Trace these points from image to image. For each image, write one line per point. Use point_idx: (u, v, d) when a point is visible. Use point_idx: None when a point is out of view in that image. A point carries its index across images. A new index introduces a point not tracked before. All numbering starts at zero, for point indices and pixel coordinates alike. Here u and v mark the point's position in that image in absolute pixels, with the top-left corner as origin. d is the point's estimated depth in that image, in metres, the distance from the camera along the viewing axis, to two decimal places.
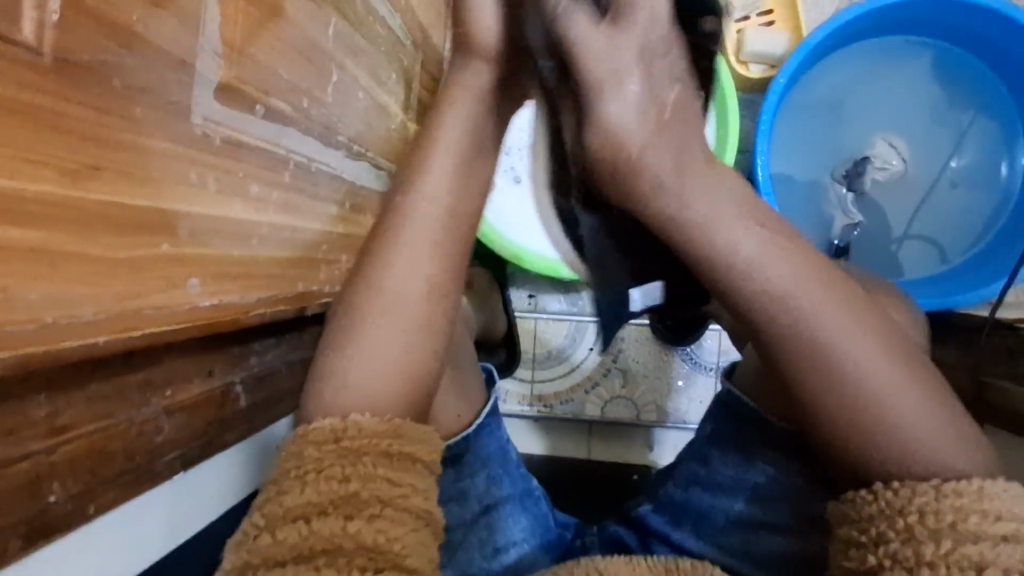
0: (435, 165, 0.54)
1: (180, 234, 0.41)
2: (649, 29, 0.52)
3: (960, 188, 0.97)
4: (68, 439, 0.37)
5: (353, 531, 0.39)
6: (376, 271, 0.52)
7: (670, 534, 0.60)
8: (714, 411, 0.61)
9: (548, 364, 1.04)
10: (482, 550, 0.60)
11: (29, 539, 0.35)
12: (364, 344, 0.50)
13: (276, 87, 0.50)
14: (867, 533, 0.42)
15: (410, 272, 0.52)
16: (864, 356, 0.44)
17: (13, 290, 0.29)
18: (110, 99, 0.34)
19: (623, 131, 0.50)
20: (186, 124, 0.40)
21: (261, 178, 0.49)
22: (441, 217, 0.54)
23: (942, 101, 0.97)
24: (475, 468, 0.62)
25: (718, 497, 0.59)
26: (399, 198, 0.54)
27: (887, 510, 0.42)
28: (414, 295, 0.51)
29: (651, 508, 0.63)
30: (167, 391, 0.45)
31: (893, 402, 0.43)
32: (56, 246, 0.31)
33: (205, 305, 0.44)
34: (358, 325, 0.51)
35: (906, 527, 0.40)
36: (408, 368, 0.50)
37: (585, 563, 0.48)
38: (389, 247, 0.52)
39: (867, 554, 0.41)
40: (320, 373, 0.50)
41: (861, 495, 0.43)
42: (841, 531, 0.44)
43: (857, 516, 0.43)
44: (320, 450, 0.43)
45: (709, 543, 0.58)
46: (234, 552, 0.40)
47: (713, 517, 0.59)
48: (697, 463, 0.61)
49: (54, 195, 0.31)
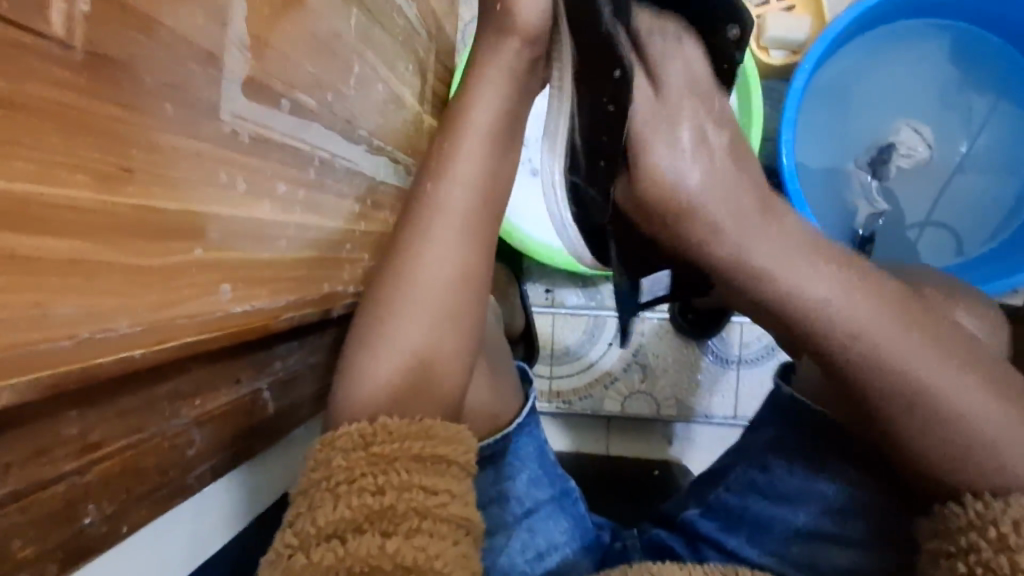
0: (471, 147, 0.51)
1: (211, 238, 0.38)
2: (688, 78, 0.49)
3: (984, 175, 0.95)
4: (100, 457, 0.35)
5: (392, 550, 0.36)
6: (405, 263, 0.50)
7: (723, 540, 0.58)
8: (776, 417, 0.59)
9: (566, 360, 1.03)
10: (524, 553, 0.59)
11: (64, 564, 0.33)
12: (394, 342, 0.47)
13: (301, 80, 0.48)
14: (958, 543, 0.41)
15: (439, 262, 0.49)
16: (915, 353, 0.43)
17: (47, 304, 0.27)
18: (139, 96, 0.31)
19: (677, 175, 0.46)
20: (215, 121, 0.38)
21: (288, 176, 0.47)
22: (476, 207, 0.51)
23: (966, 86, 0.95)
24: (513, 468, 0.60)
25: (786, 508, 0.56)
26: (428, 187, 0.51)
27: (978, 521, 0.41)
28: (447, 286, 0.49)
29: (700, 513, 0.61)
30: (196, 401, 0.43)
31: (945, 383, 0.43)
32: (89, 257, 0.29)
33: (237, 312, 0.42)
34: (383, 325, 0.48)
35: (999, 537, 0.40)
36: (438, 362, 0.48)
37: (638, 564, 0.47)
38: (419, 238, 0.50)
39: (958, 564, 0.41)
40: (343, 370, 0.48)
41: (951, 509, 0.43)
42: (930, 544, 0.43)
43: (947, 528, 0.43)
44: (348, 458, 0.40)
45: (767, 551, 0.56)
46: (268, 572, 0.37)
47: (777, 526, 0.57)
48: (756, 469, 0.58)
49: (84, 201, 0.28)
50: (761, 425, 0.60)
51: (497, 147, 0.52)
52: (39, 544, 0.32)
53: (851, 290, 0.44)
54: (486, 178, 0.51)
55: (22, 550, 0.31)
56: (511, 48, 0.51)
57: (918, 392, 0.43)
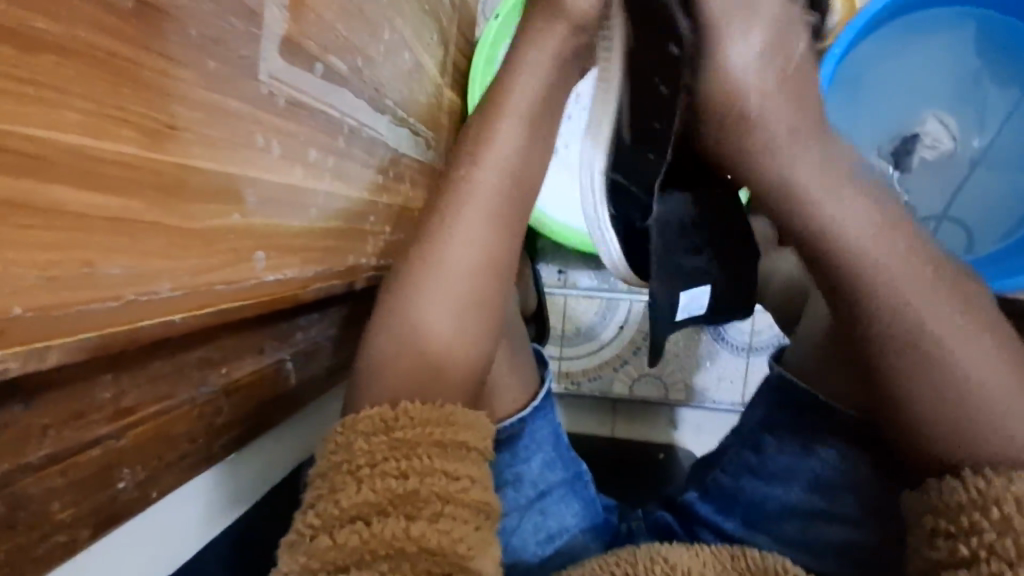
0: (504, 133, 0.49)
1: (248, 203, 0.37)
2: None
3: (1009, 171, 0.89)
4: (133, 422, 0.34)
5: (417, 534, 0.34)
6: (431, 245, 0.47)
7: (723, 524, 0.53)
8: (767, 396, 0.52)
9: (575, 341, 1.02)
10: (535, 536, 0.53)
11: (96, 529, 0.33)
12: (414, 324, 0.45)
13: (334, 44, 0.46)
14: (958, 523, 0.37)
15: (468, 248, 0.47)
16: (962, 348, 0.40)
17: (96, 263, 0.26)
18: (185, 50, 0.30)
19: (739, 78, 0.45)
20: (254, 82, 0.36)
21: (319, 143, 0.46)
22: (503, 194, 0.49)
23: (1005, 81, 0.88)
24: (528, 452, 0.54)
25: (776, 487, 0.51)
26: (459, 172, 0.49)
27: (979, 500, 0.37)
28: (469, 273, 0.47)
29: (699, 495, 0.55)
30: (223, 369, 0.42)
31: (988, 386, 0.40)
32: (132, 217, 0.28)
33: (269, 280, 0.41)
34: (402, 306, 0.46)
35: (1003, 518, 0.35)
36: (459, 347, 0.45)
37: (645, 547, 0.43)
38: (442, 222, 0.47)
39: (958, 545, 0.36)
40: (366, 351, 0.46)
41: (950, 486, 0.38)
42: (922, 521, 0.39)
43: (942, 505, 0.38)
44: (370, 442, 0.37)
45: (765, 534, 0.51)
46: (288, 553, 0.35)
47: (771, 509, 0.51)
48: (749, 450, 0.52)
49: (128, 156, 0.27)
50: (751, 401, 0.53)
51: (527, 129, 0.50)
52: (76, 506, 0.31)
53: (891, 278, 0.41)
54: (521, 164, 0.49)
55: (61, 513, 0.30)
56: (560, 33, 0.50)
57: (968, 391, 0.40)
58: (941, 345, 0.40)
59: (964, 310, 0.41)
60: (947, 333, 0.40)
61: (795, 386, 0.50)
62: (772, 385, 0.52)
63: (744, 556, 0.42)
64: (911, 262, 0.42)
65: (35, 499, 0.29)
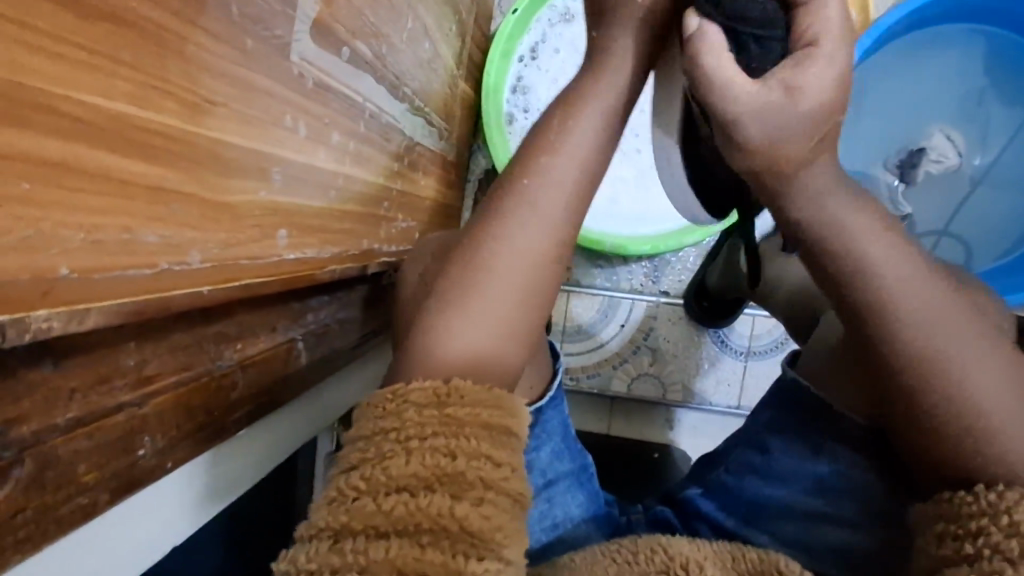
0: (594, 126, 0.48)
1: (273, 180, 0.38)
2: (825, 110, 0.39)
3: (1008, 187, 0.90)
4: (154, 391, 0.35)
5: (460, 514, 0.34)
6: (496, 223, 0.45)
7: (722, 521, 0.52)
8: (773, 396, 0.52)
9: (577, 338, 1.02)
10: (540, 522, 0.53)
11: (116, 492, 0.33)
12: (470, 297, 0.43)
13: (361, 28, 0.47)
14: (966, 526, 0.35)
15: (549, 225, 0.45)
16: (985, 378, 0.37)
17: (133, 230, 0.27)
18: (226, 26, 0.31)
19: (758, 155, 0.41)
20: (286, 61, 0.37)
21: (341, 126, 0.46)
22: (582, 181, 0.47)
23: (1005, 95, 0.89)
24: (538, 440, 0.53)
25: (779, 488, 0.50)
26: (534, 155, 0.47)
27: (989, 510, 0.34)
28: (535, 251, 0.44)
29: (701, 492, 0.55)
30: (238, 344, 0.43)
31: (974, 388, 0.37)
32: (168, 186, 0.29)
33: (288, 259, 0.41)
34: (462, 277, 0.44)
35: (1014, 523, 0.33)
36: (518, 331, 0.44)
37: (647, 538, 0.44)
38: (507, 199, 0.46)
39: (965, 547, 0.34)
40: (416, 329, 0.43)
41: (961, 497, 0.36)
42: (931, 528, 0.36)
43: (952, 513, 0.36)
44: (421, 414, 0.37)
45: (768, 534, 0.50)
46: (327, 506, 0.35)
47: (771, 508, 0.50)
48: (754, 450, 0.52)
49: (167, 128, 0.28)
50: (758, 406, 0.54)
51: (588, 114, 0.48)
52: (96, 470, 0.32)
53: (910, 299, 0.38)
54: (594, 152, 0.47)
55: (86, 474, 0.31)
56: (602, 39, 0.50)
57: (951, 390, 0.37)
58: (964, 372, 0.37)
59: (991, 344, 0.38)
60: (970, 358, 0.37)
61: (803, 388, 0.50)
62: (781, 388, 0.52)
63: (744, 558, 0.42)
64: (930, 279, 0.39)
65: (62, 459, 0.29)
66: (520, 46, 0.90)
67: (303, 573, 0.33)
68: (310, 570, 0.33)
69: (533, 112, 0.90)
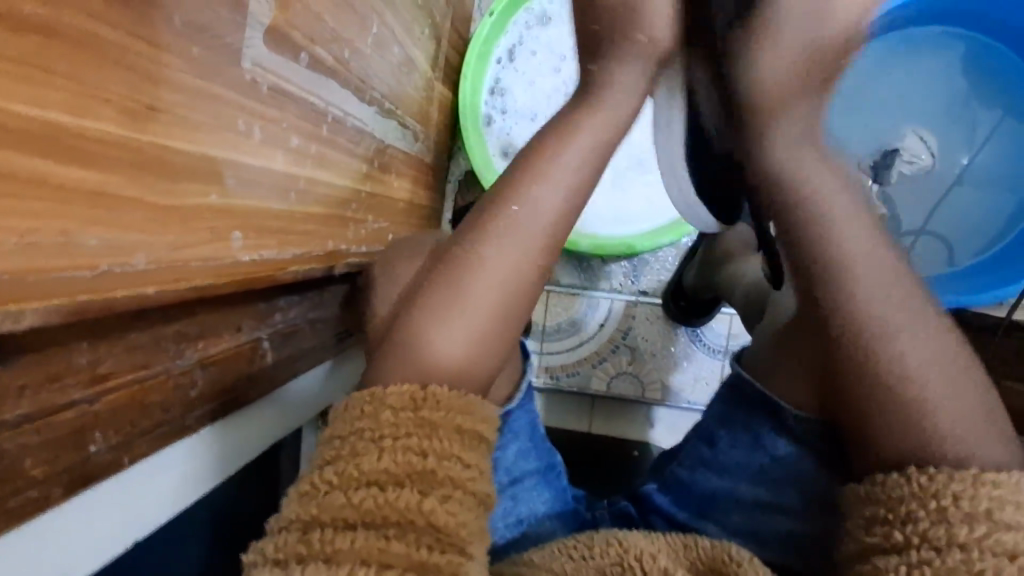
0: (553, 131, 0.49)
1: (227, 184, 0.39)
2: None
3: (982, 185, 0.89)
4: (108, 387, 0.36)
5: (428, 509, 0.35)
6: (488, 230, 0.46)
7: (675, 514, 0.53)
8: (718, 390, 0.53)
9: (557, 337, 1.03)
10: (505, 518, 0.54)
11: (68, 486, 0.34)
12: (456, 304, 0.44)
13: (321, 34, 0.48)
14: (895, 510, 0.35)
15: (537, 237, 0.46)
16: (933, 365, 0.39)
17: (72, 232, 0.28)
18: (168, 36, 0.32)
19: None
20: (237, 69, 0.38)
21: (301, 130, 0.47)
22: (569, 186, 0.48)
23: (974, 94, 0.90)
24: (503, 440, 0.54)
25: (726, 480, 0.51)
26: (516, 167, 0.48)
27: (920, 492, 0.35)
28: (522, 262, 0.45)
29: (657, 487, 0.56)
30: (200, 344, 0.43)
31: (920, 370, 0.39)
32: (110, 190, 0.30)
33: (246, 260, 0.42)
34: (451, 281, 0.45)
35: (940, 509, 0.34)
36: (500, 339, 0.44)
37: (603, 532, 0.45)
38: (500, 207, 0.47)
39: (894, 534, 0.34)
40: (402, 329, 0.44)
41: (893, 478, 0.36)
42: (862, 510, 0.37)
43: (882, 494, 0.36)
44: (396, 416, 0.38)
45: (718, 525, 0.51)
46: (299, 502, 0.36)
47: (720, 498, 0.51)
48: (703, 443, 0.53)
49: (106, 134, 0.29)
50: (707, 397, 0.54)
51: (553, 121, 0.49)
52: (45, 463, 0.33)
53: (857, 269, 0.42)
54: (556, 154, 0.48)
55: (34, 468, 0.32)
56: None
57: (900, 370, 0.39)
58: (889, 325, 0.40)
59: (938, 334, 0.40)
60: (898, 318, 0.40)
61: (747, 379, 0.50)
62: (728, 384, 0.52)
63: (696, 546, 0.44)
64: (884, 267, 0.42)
65: (9, 454, 0.30)
66: (498, 48, 0.90)
67: (269, 561, 0.34)
68: (279, 560, 0.33)
69: (510, 113, 0.91)
